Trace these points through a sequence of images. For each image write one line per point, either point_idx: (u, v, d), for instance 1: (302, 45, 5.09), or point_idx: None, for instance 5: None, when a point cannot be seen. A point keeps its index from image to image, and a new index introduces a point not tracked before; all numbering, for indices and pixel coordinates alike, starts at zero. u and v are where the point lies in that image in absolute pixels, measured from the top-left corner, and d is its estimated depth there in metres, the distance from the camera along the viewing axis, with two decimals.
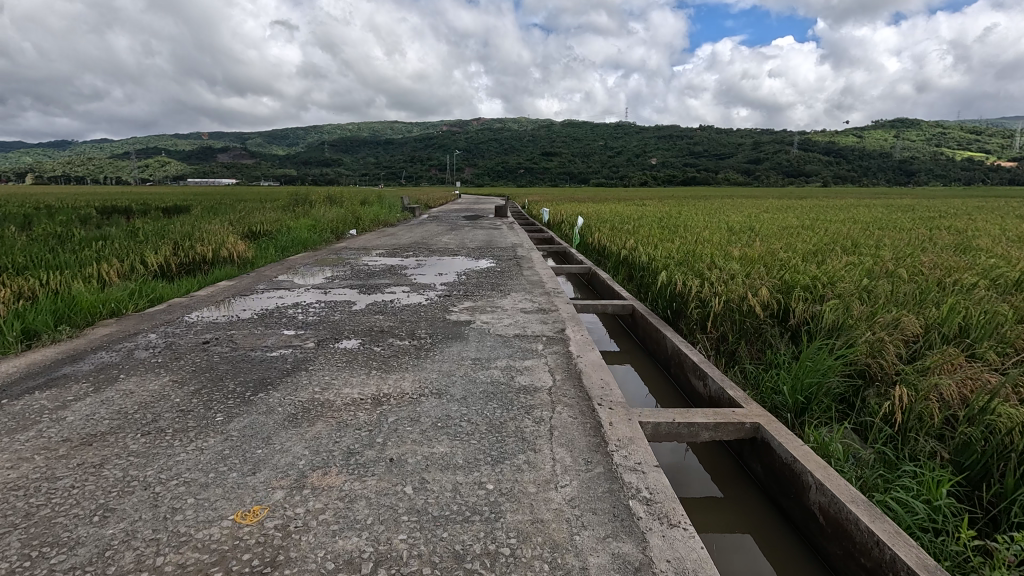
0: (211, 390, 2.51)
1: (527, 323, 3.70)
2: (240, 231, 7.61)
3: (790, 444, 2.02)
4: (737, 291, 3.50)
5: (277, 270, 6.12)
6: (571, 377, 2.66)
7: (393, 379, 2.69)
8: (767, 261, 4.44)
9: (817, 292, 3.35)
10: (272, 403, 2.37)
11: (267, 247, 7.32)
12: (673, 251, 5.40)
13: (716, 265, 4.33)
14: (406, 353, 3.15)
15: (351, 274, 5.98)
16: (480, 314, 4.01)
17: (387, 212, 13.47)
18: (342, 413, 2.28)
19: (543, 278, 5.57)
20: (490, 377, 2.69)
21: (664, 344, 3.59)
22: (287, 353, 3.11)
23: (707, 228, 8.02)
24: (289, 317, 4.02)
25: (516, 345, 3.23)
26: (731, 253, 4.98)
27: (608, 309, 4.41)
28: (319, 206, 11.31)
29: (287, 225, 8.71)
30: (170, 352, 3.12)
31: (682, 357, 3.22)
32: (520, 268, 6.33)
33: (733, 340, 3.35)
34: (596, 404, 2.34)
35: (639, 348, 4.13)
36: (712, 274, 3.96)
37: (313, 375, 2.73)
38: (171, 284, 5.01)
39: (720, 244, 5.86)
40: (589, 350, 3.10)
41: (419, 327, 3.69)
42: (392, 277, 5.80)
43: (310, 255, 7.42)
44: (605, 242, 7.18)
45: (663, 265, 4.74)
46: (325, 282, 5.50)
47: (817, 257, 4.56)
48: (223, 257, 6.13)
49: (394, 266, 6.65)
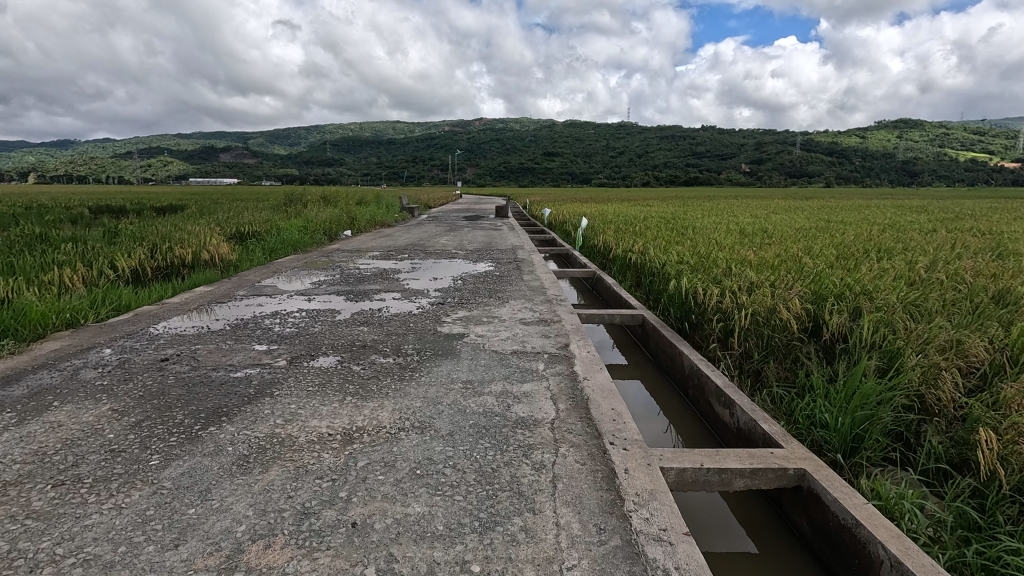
0: (152, 423, 2.14)
1: (527, 337, 3.31)
2: (226, 233, 7.26)
3: (850, 501, 1.64)
4: (762, 302, 3.12)
5: (261, 275, 5.76)
6: (577, 407, 2.27)
7: (370, 408, 2.31)
8: (790, 265, 4.05)
9: (853, 302, 2.97)
10: (221, 441, 1.99)
11: (253, 249, 6.95)
12: (686, 254, 5.02)
13: (736, 270, 3.95)
14: (388, 373, 2.77)
15: (340, 279, 5.61)
16: (475, 326, 3.62)
17: (384, 212, 13.10)
18: (303, 456, 1.90)
19: (544, 284, 5.20)
20: (483, 406, 2.31)
21: (680, 361, 3.21)
22: (253, 374, 2.73)
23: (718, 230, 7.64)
24: (264, 329, 3.65)
25: (513, 364, 2.85)
26: (750, 257, 4.59)
27: (615, 319, 4.03)
28: (312, 206, 10.94)
29: (278, 226, 8.36)
30: (118, 372, 2.74)
31: (702, 378, 2.84)
32: (519, 273, 5.96)
33: (758, 359, 2.96)
34: (607, 443, 1.96)
35: (650, 363, 3.76)
36: (733, 281, 3.57)
37: (276, 403, 2.35)
38: (142, 289, 4.65)
39: (736, 247, 5.45)
40: (597, 371, 2.72)
41: (406, 341, 3.32)
42: (382, 282, 5.43)
43: (299, 257, 7.06)
44: (611, 245, 6.79)
45: (677, 271, 4.36)
46: (310, 288, 5.14)
47: (848, 261, 4.17)
48: (203, 261, 5.77)
49: (386, 269, 6.27)
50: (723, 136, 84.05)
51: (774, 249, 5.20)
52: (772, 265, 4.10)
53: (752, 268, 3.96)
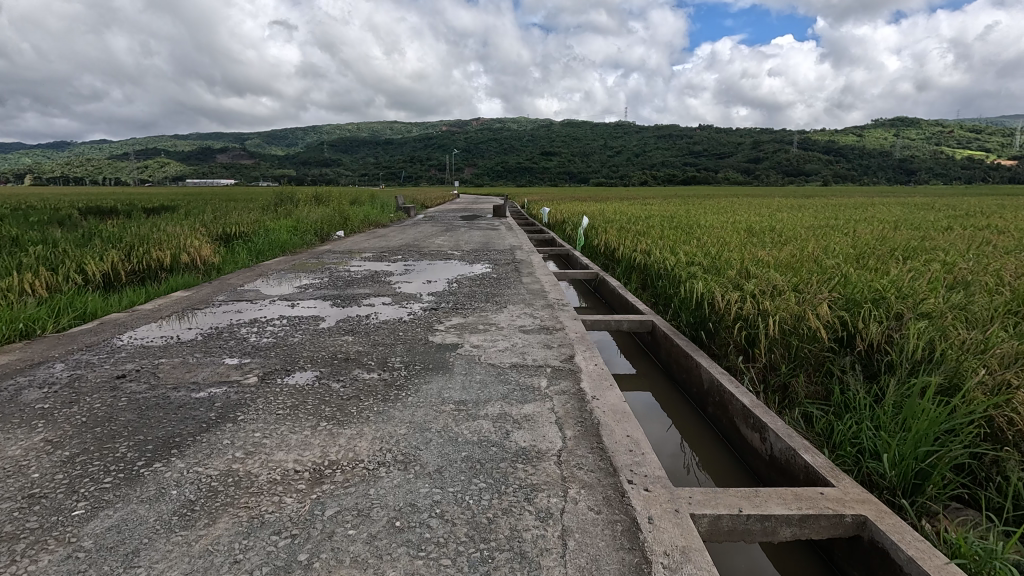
0: (87, 458, 1.81)
1: (527, 348, 2.99)
2: (210, 235, 6.93)
3: (930, 562, 1.32)
4: (788, 308, 2.81)
5: (245, 278, 5.43)
6: (587, 435, 1.96)
7: (346, 437, 1.99)
8: (811, 267, 3.74)
9: (890, 308, 2.66)
10: (165, 482, 1.67)
11: (238, 252, 6.62)
12: (698, 255, 4.71)
13: (756, 272, 3.64)
14: (371, 392, 2.44)
15: (328, 282, 5.29)
16: (470, 334, 3.30)
17: (378, 212, 12.77)
18: (260, 501, 1.58)
19: (545, 287, 4.88)
20: (478, 433, 2.00)
21: (696, 375, 2.90)
22: (218, 394, 2.41)
23: (725, 228, 7.31)
24: (238, 339, 3.32)
25: (513, 380, 2.53)
26: (767, 258, 4.28)
27: (623, 326, 3.72)
28: (304, 205, 10.61)
29: (266, 227, 8.02)
30: (63, 392, 2.42)
31: (724, 395, 2.53)
32: (518, 275, 5.64)
33: (786, 372, 2.65)
34: (625, 482, 1.65)
35: (662, 374, 3.45)
36: (754, 285, 3.26)
37: (237, 430, 2.03)
38: (112, 295, 4.32)
39: (749, 247, 5.13)
40: (607, 389, 2.41)
41: (393, 353, 2.99)
42: (373, 285, 5.11)
43: (287, 259, 6.73)
44: (614, 245, 6.48)
45: (690, 273, 4.06)
46: (295, 293, 4.81)
47: (874, 262, 3.85)
48: (183, 264, 5.43)
49: (378, 272, 5.95)
50: (721, 135, 83.83)
51: (789, 249, 4.89)
52: (793, 267, 3.79)
53: (773, 271, 3.65)
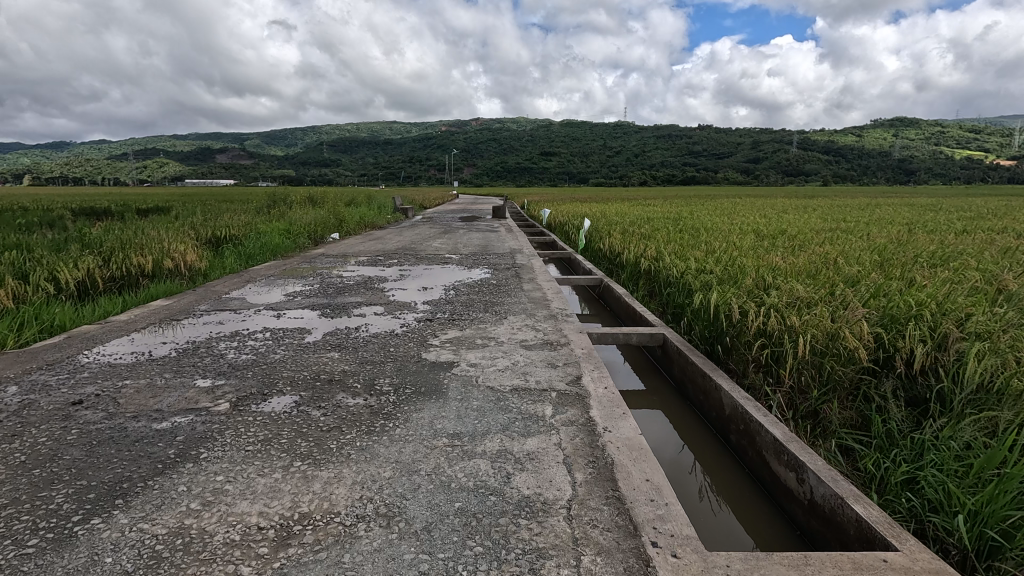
0: (14, 512, 1.54)
1: (529, 367, 2.73)
2: (199, 238, 6.67)
3: None
4: (819, 325, 2.55)
5: (232, 285, 5.18)
6: (600, 480, 1.70)
7: (321, 482, 1.72)
8: (834, 276, 3.48)
9: (933, 327, 2.41)
10: (100, 546, 1.40)
11: (226, 256, 6.34)
12: (708, 261, 4.45)
13: (776, 282, 3.38)
14: (355, 422, 2.18)
15: (319, 289, 5.03)
16: (467, 351, 3.03)
17: (374, 214, 12.49)
18: (211, 573, 1.31)
19: (547, 295, 4.63)
20: (474, 477, 1.73)
21: (716, 400, 2.63)
22: (182, 424, 2.14)
23: (731, 231, 7.05)
24: (216, 356, 3.06)
25: (514, 408, 2.26)
26: (784, 265, 4.03)
27: (632, 340, 3.45)
28: (298, 207, 10.33)
29: (258, 229, 7.75)
30: (9, 422, 2.15)
31: (749, 424, 2.27)
32: (519, 281, 5.38)
33: (816, 397, 2.38)
34: (648, 545, 1.39)
35: (676, 394, 3.18)
36: (777, 297, 3.00)
37: (196, 473, 1.76)
38: (87, 305, 4.07)
39: (762, 252, 4.88)
40: (620, 419, 2.15)
41: (382, 374, 2.72)
42: (366, 293, 4.85)
43: (277, 264, 6.46)
44: (618, 249, 6.22)
45: (702, 282, 3.80)
46: (283, 301, 4.55)
47: (900, 270, 3.61)
48: (166, 270, 5.17)
49: (373, 277, 5.69)
50: (721, 135, 83.63)
51: (803, 255, 4.64)
52: (814, 276, 3.53)
53: (794, 280, 3.39)
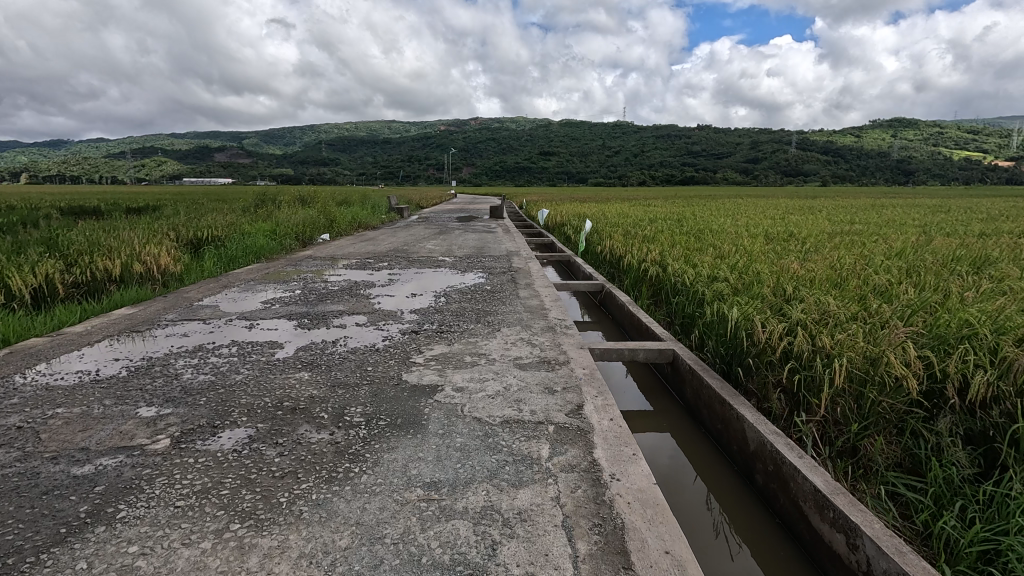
0: None
1: (523, 393, 2.38)
2: (177, 240, 6.33)
3: None
4: (855, 346, 2.21)
5: (206, 291, 4.83)
6: (609, 553, 1.36)
7: (261, 554, 1.38)
8: (861, 286, 3.15)
9: (994, 351, 2.07)
10: None
11: (205, 259, 5.98)
12: (720, 267, 4.11)
13: (799, 295, 3.04)
14: (315, 465, 1.84)
15: (299, 296, 4.69)
16: (453, 371, 2.68)
17: (367, 213, 12.11)
18: None
19: (544, 303, 4.29)
20: (451, 549, 1.39)
21: (737, 432, 2.29)
22: (106, 468, 1.79)
23: (738, 234, 6.69)
24: (170, 376, 2.71)
25: (503, 447, 1.92)
26: (804, 273, 3.69)
27: (638, 357, 3.11)
28: (286, 206, 9.98)
29: (242, 230, 7.40)
30: None
31: (781, 467, 1.92)
32: (515, 287, 5.04)
33: (855, 431, 2.04)
34: None
35: (690, 420, 2.84)
36: (802, 311, 2.67)
37: (106, 541, 1.41)
38: (40, 315, 3.73)
39: (774, 258, 4.55)
40: (630, 462, 1.81)
41: (354, 401, 2.37)
42: (349, 300, 4.51)
43: (259, 267, 6.10)
44: (620, 253, 5.88)
45: (716, 293, 3.46)
46: (258, 309, 4.20)
47: (933, 279, 3.27)
48: (135, 275, 4.82)
49: (359, 283, 5.35)
50: (720, 136, 83.41)
51: (821, 261, 4.30)
52: (840, 287, 3.19)
53: (820, 292, 3.05)
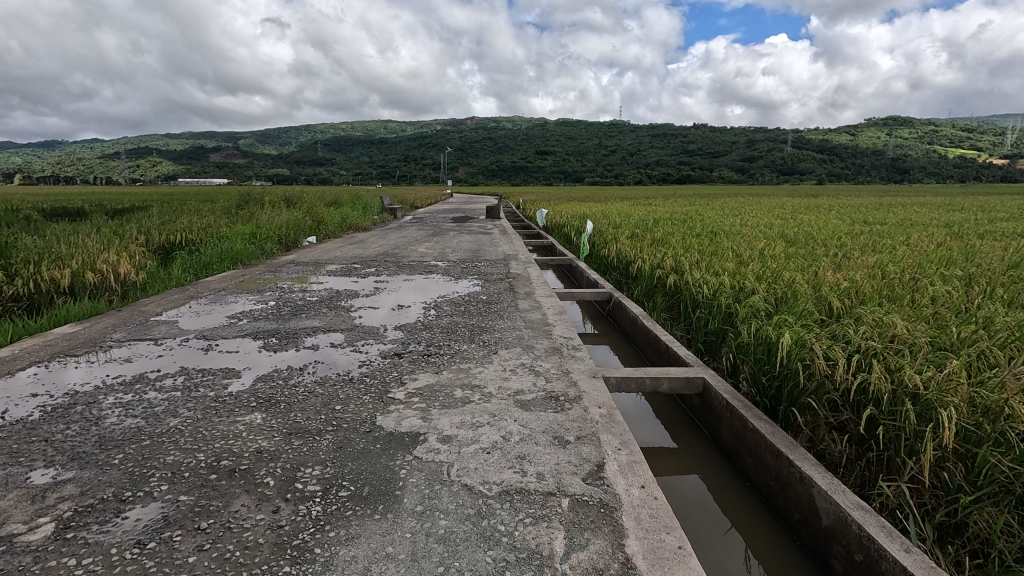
0: None
1: (528, 448, 1.88)
2: (146, 245, 5.82)
3: None
4: (957, 390, 1.72)
5: (168, 302, 4.33)
6: None
7: None
8: (927, 304, 2.68)
9: None
10: None
11: (174, 266, 5.47)
12: (748, 276, 3.63)
13: (855, 313, 2.56)
14: (241, 569, 1.32)
15: (272, 308, 4.19)
16: (440, 414, 2.18)
17: (357, 214, 11.58)
18: None
19: (547, 317, 3.79)
20: None
21: (799, 497, 1.79)
22: None
23: (754, 236, 6.21)
24: (90, 418, 2.20)
25: (502, 538, 1.41)
26: (847, 284, 3.21)
27: (662, 388, 2.63)
28: (271, 207, 9.46)
29: (219, 232, 6.89)
30: None
31: (876, 562, 1.42)
32: (513, 296, 4.56)
33: (966, 506, 1.55)
34: None
35: (728, 468, 2.33)
36: (870, 338, 2.19)
37: None
38: None
39: (805, 264, 4.09)
40: (677, 565, 1.31)
41: (312, 458, 1.86)
42: (327, 313, 4.01)
43: (234, 275, 5.59)
44: (628, 257, 5.40)
45: (750, 309, 2.98)
46: (222, 325, 3.70)
47: (1007, 294, 2.81)
48: (88, 285, 4.31)
49: (341, 292, 4.85)
50: (717, 134, 83.07)
51: (858, 268, 3.84)
52: (900, 303, 2.72)
53: (879, 310, 2.58)
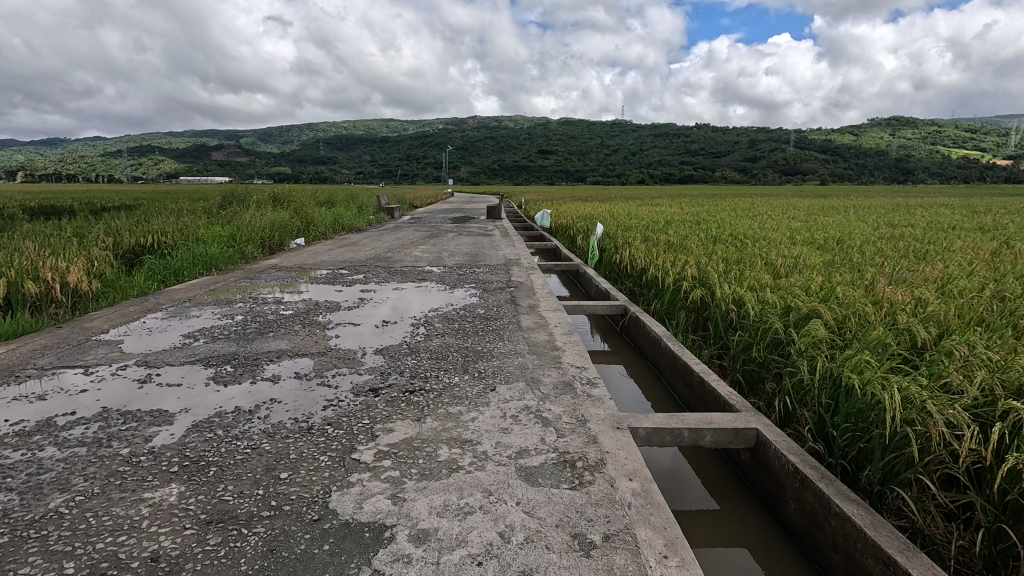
0: None
1: (535, 557, 1.32)
2: (110, 248, 5.28)
3: None
4: None
5: (120, 317, 3.78)
6: None
7: None
8: None
9: None
10: None
11: (139, 274, 4.94)
12: (795, 294, 3.08)
13: (955, 349, 2.02)
14: None
15: (237, 325, 3.63)
16: (416, 491, 1.62)
17: (351, 214, 11.03)
18: None
19: (554, 338, 3.23)
20: None
21: None
22: None
23: (780, 241, 5.66)
24: None
25: None
26: (922, 308, 2.67)
27: (703, 439, 2.07)
28: (259, 207, 8.92)
29: (197, 234, 6.35)
30: None
31: None
32: (515, 310, 4.00)
33: None
34: None
35: (799, 557, 1.74)
36: (999, 392, 1.64)
37: None
38: None
39: (855, 277, 3.54)
40: None
41: (228, 572, 1.30)
42: (299, 333, 3.45)
43: (206, 282, 5.06)
44: (643, 265, 4.85)
45: (811, 339, 2.43)
46: (172, 347, 3.15)
47: None
48: (27, 297, 3.76)
49: (320, 304, 4.30)
50: (719, 134, 82.33)
51: (921, 284, 3.28)
52: (1008, 335, 2.16)
53: (984, 345, 2.03)
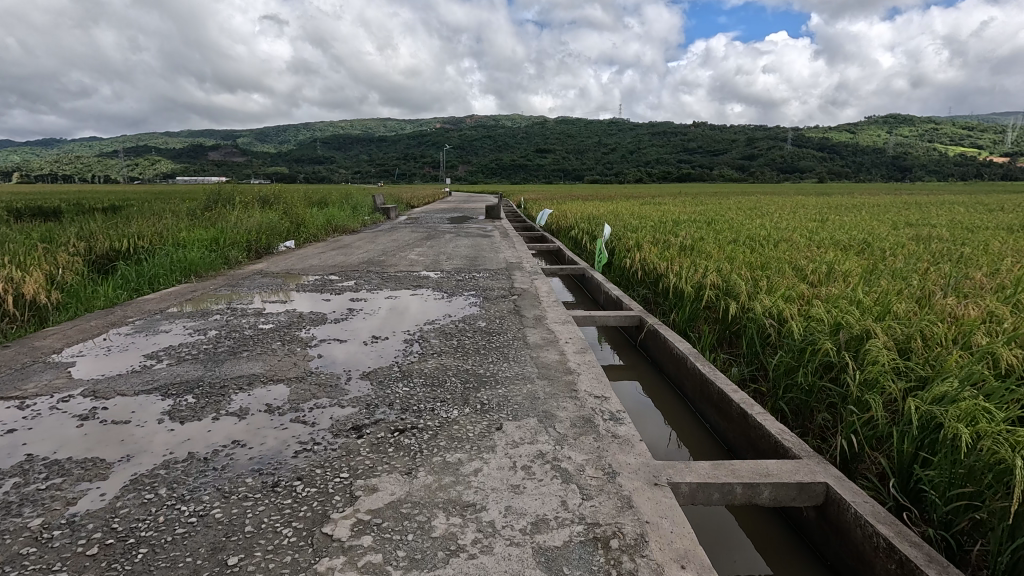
0: None
1: None
2: (80, 253, 4.87)
3: None
4: None
5: (78, 333, 3.37)
6: None
7: None
8: None
9: None
10: None
11: (111, 282, 4.54)
12: (845, 308, 2.68)
13: None
14: None
15: (208, 343, 3.22)
16: None
17: (346, 215, 10.61)
18: None
19: (567, 358, 2.84)
20: None
21: None
22: None
23: (802, 243, 5.27)
24: None
25: None
26: (1004, 327, 2.26)
27: (761, 497, 1.67)
28: (248, 208, 8.51)
29: (178, 237, 5.93)
30: None
31: None
32: (520, 323, 3.60)
33: None
34: None
35: None
36: None
37: None
38: None
39: (905, 286, 3.14)
40: None
41: None
42: (277, 352, 3.05)
43: (183, 291, 4.65)
44: (657, 270, 4.46)
45: (879, 368, 2.03)
46: (128, 372, 2.73)
47: None
48: None
49: (304, 316, 3.89)
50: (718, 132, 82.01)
51: (985, 296, 2.88)
52: None
53: None
